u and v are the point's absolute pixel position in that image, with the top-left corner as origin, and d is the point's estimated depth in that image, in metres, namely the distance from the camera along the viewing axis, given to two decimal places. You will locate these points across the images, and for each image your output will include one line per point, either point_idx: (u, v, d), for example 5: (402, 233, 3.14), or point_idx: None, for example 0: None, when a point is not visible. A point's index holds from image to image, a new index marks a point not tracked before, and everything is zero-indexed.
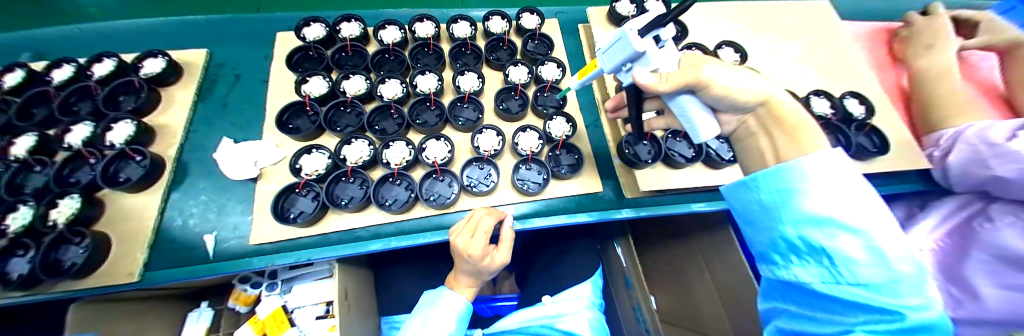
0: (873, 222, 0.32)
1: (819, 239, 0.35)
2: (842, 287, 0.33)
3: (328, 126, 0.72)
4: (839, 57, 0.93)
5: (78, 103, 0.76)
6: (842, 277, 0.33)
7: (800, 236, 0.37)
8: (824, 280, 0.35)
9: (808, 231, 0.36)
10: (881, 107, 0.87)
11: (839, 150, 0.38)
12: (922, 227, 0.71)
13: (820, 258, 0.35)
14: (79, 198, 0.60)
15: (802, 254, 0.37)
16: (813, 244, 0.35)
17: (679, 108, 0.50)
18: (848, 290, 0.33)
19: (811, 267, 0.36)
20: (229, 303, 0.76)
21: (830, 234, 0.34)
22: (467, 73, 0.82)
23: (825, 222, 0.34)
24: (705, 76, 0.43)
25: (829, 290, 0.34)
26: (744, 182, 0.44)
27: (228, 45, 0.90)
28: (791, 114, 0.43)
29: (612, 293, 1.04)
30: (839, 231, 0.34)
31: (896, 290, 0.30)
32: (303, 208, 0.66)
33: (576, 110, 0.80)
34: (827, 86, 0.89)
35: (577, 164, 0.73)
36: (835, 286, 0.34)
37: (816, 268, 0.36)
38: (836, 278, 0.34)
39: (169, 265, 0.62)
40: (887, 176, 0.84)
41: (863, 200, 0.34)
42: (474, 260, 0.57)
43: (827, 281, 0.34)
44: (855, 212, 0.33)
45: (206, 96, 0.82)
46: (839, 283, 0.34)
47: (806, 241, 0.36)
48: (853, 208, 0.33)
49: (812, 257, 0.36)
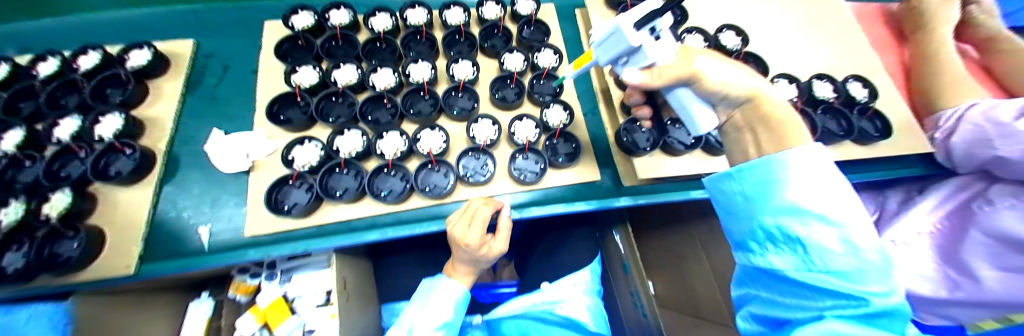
0: (847, 214, 0.33)
1: (797, 230, 0.35)
2: (813, 274, 0.35)
3: (320, 117, 0.70)
4: (843, 40, 0.91)
5: (64, 97, 0.75)
6: (814, 265, 0.35)
7: (778, 226, 0.37)
8: (797, 267, 0.36)
9: (786, 221, 0.36)
10: (884, 89, 0.84)
11: (822, 145, 0.37)
12: (922, 206, 0.70)
13: (795, 247, 0.36)
14: (69, 193, 0.58)
15: (777, 243, 0.38)
16: (791, 234, 0.36)
17: (677, 101, 0.47)
18: (820, 277, 0.34)
19: (786, 255, 0.37)
20: (229, 294, 0.77)
21: (807, 224, 0.35)
22: (461, 61, 0.80)
23: (803, 212, 0.35)
24: (698, 69, 0.40)
25: (801, 277, 0.35)
26: (728, 173, 0.44)
27: (216, 35, 0.87)
28: (778, 109, 0.40)
29: (610, 280, 1.04)
30: (815, 221, 0.34)
31: (862, 277, 0.32)
32: (298, 199, 0.65)
33: (573, 98, 0.78)
34: (829, 70, 0.87)
35: (574, 153, 0.72)
36: (807, 273, 0.35)
37: (790, 256, 0.37)
38: (808, 266, 0.35)
39: (165, 258, 0.62)
40: (889, 160, 0.82)
41: (840, 192, 0.34)
42: (472, 249, 0.57)
43: (800, 269, 0.36)
44: (832, 203, 0.33)
45: (195, 88, 0.81)
46: (811, 271, 0.35)
47: (784, 231, 0.37)
48: (831, 199, 0.34)
49: (788, 246, 0.37)
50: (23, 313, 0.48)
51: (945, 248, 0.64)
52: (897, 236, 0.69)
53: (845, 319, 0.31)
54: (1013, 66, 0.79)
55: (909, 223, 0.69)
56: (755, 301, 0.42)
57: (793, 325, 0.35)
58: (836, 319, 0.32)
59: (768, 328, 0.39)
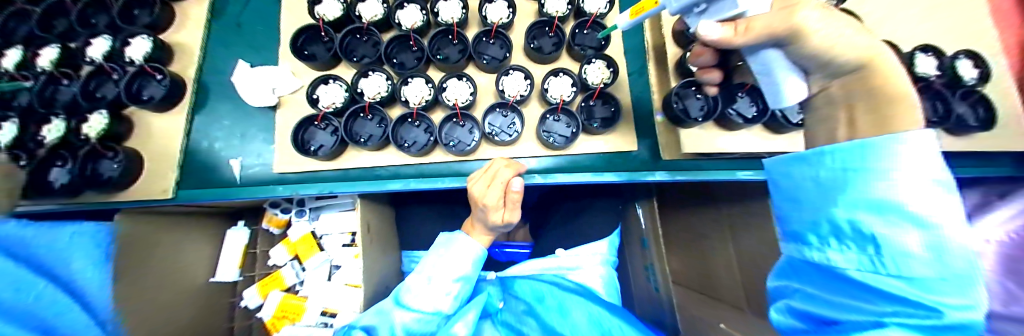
0: (950, 217, 0.27)
1: (875, 228, 0.30)
2: (880, 278, 0.31)
3: (344, 55, 0.66)
4: (967, 3, 0.73)
5: (95, 16, 0.73)
6: (884, 268, 0.30)
7: (852, 220, 0.32)
8: (862, 267, 0.32)
9: (864, 217, 0.31)
10: (1004, 72, 0.69)
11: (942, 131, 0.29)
12: (995, 216, 0.62)
13: (866, 246, 0.31)
14: (106, 114, 0.60)
15: (845, 239, 0.33)
16: (866, 231, 0.31)
17: (760, 66, 0.39)
18: (888, 281, 0.30)
19: (851, 253, 0.33)
20: (264, 225, 0.84)
21: (891, 224, 0.29)
22: (496, 2, 0.71)
23: (891, 209, 0.29)
24: (802, 22, 0.31)
25: (864, 278, 0.32)
26: (803, 156, 0.38)
27: None
28: (897, 78, 0.32)
29: (625, 251, 1.04)
30: (903, 222, 0.29)
31: (941, 288, 0.28)
32: (323, 142, 0.64)
33: (618, 54, 0.69)
34: (937, 43, 0.72)
35: (612, 118, 0.65)
36: (872, 275, 0.31)
37: (857, 254, 0.32)
38: (877, 268, 0.31)
39: (202, 186, 0.65)
40: (974, 158, 0.71)
41: (948, 189, 0.28)
42: (489, 210, 0.55)
43: (865, 269, 0.32)
44: (934, 203, 0.27)
45: (218, 14, 0.77)
46: (879, 273, 0.31)
47: (857, 227, 0.32)
48: (933, 198, 0.28)
49: (857, 243, 0.32)
50: (62, 228, 0.37)
51: (1008, 258, 0.56)
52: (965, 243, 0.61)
53: (908, 328, 0.28)
54: None
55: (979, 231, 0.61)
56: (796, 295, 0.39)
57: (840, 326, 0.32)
58: (898, 327, 0.28)
59: (807, 324, 0.36)
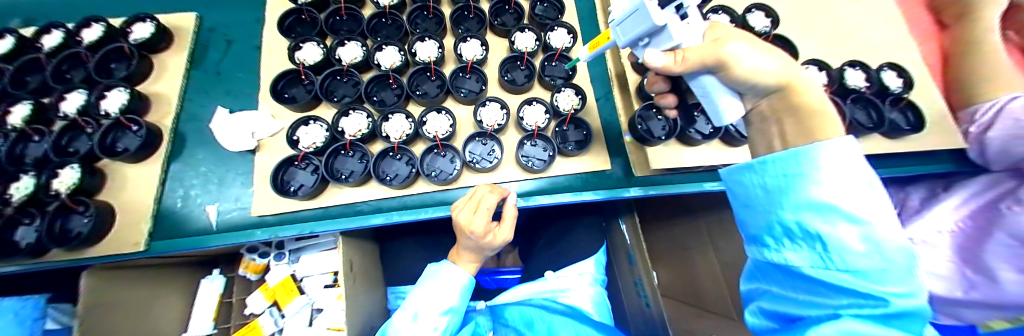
0: (876, 211, 0.30)
1: (818, 226, 0.33)
2: (831, 272, 0.32)
3: (324, 96, 0.69)
4: (882, 23, 0.84)
5: (70, 71, 0.74)
6: (833, 263, 0.32)
7: (798, 221, 0.34)
8: (814, 264, 0.34)
9: (808, 217, 0.33)
10: (921, 79, 0.79)
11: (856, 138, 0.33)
12: (947, 203, 0.66)
13: (814, 243, 0.34)
14: (78, 168, 0.59)
15: (796, 239, 0.35)
16: (810, 230, 0.33)
17: (701, 87, 0.44)
18: (838, 275, 0.32)
19: (803, 251, 0.35)
20: (240, 271, 0.80)
21: (830, 222, 0.32)
22: (469, 40, 0.76)
23: (827, 209, 0.32)
24: (727, 55, 0.36)
25: (817, 274, 0.33)
26: (750, 165, 0.41)
27: (216, 7, 0.84)
28: (812, 98, 0.37)
29: (614, 269, 1.04)
30: (840, 219, 0.31)
31: (884, 277, 0.30)
32: (303, 181, 0.65)
33: (586, 82, 0.75)
34: (862, 57, 0.81)
35: (585, 141, 0.69)
36: (823, 271, 0.33)
37: (808, 252, 0.34)
38: (826, 263, 0.33)
39: (174, 236, 0.63)
40: (916, 155, 0.78)
41: (868, 187, 0.31)
42: (477, 236, 0.56)
43: (817, 266, 0.33)
44: (860, 200, 0.30)
45: (198, 63, 0.79)
46: (829, 269, 0.33)
47: (803, 227, 0.34)
48: (860, 196, 0.31)
49: (806, 242, 0.34)
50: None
51: (964, 247, 0.60)
52: (915, 234, 0.66)
53: (861, 318, 0.29)
54: None
55: (931, 222, 0.65)
56: (765, 297, 0.41)
57: (804, 322, 0.34)
58: (853, 319, 0.29)
59: (778, 323, 0.38)
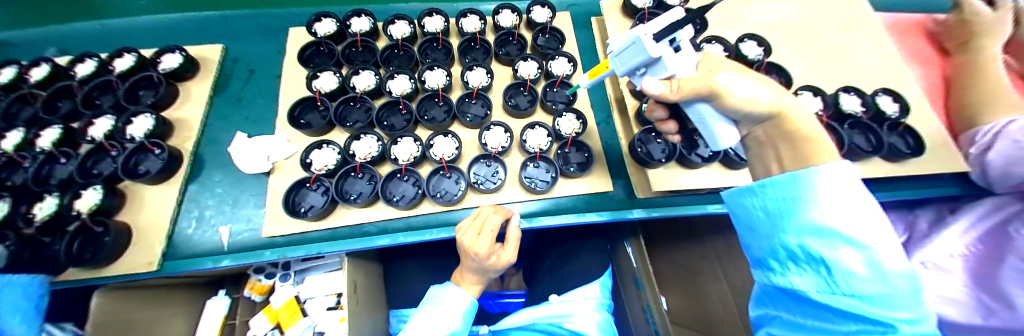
0: (877, 235, 0.31)
1: (820, 250, 0.33)
2: (837, 297, 0.32)
3: (338, 121, 0.72)
4: (872, 50, 0.87)
5: (100, 97, 0.80)
6: (838, 287, 0.32)
7: (801, 245, 0.35)
8: (820, 289, 0.33)
9: (810, 241, 0.34)
10: (915, 103, 0.80)
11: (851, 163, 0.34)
12: (954, 228, 0.65)
13: (818, 267, 0.34)
14: (100, 189, 0.62)
15: (800, 262, 0.35)
16: (814, 254, 0.34)
17: (697, 114, 0.46)
18: (844, 300, 0.31)
19: (808, 275, 0.35)
20: (246, 293, 0.79)
21: (832, 246, 0.32)
22: (475, 69, 0.81)
23: (828, 232, 0.33)
24: (718, 85, 0.39)
25: (824, 299, 0.33)
26: (750, 188, 0.41)
27: (243, 40, 0.92)
28: (805, 126, 0.38)
29: (621, 294, 1.02)
30: (841, 243, 0.32)
31: (891, 301, 0.29)
32: (314, 202, 0.67)
33: (586, 107, 0.78)
34: (855, 82, 0.83)
35: (587, 163, 0.71)
36: (830, 296, 0.32)
37: (813, 276, 0.34)
38: (832, 288, 0.32)
39: (185, 256, 0.64)
40: (918, 178, 0.78)
41: (867, 212, 0.32)
42: (481, 258, 0.57)
43: (823, 291, 0.33)
44: (860, 225, 0.31)
45: (221, 91, 0.84)
46: (835, 294, 0.32)
47: (806, 250, 0.34)
48: (859, 220, 0.31)
49: (810, 266, 0.34)
50: None
51: (978, 274, 0.58)
52: (927, 258, 0.64)
53: None
54: None
55: (941, 246, 0.64)
56: (774, 323, 0.39)
57: None
58: None
59: None
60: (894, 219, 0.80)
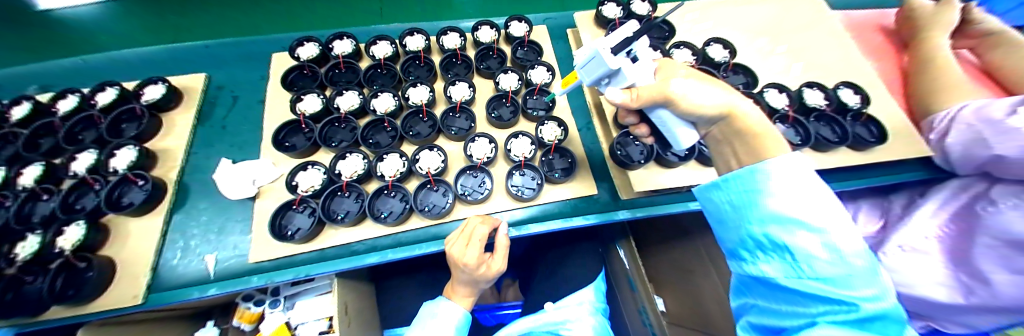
0: (829, 219, 0.33)
1: (783, 237, 0.35)
2: (804, 281, 0.33)
3: (323, 142, 0.74)
4: (832, 46, 0.92)
5: (82, 132, 0.79)
6: (803, 272, 0.33)
7: (765, 234, 0.36)
8: (787, 275, 0.35)
9: (773, 229, 0.36)
10: (876, 94, 0.85)
11: (802, 155, 0.37)
12: (926, 208, 0.67)
13: (783, 254, 0.35)
14: (83, 224, 0.61)
15: (767, 251, 0.37)
16: (778, 241, 0.35)
17: (659, 120, 0.49)
18: (809, 284, 0.33)
19: (775, 262, 0.36)
20: (234, 322, 0.77)
21: (792, 232, 0.34)
22: (458, 83, 0.83)
23: (787, 220, 0.34)
24: (671, 93, 0.42)
25: (792, 284, 0.34)
26: (715, 183, 0.43)
27: (225, 68, 0.93)
28: (754, 123, 0.41)
29: (616, 295, 1.02)
30: (800, 229, 0.33)
31: (851, 282, 0.31)
32: (301, 225, 0.67)
33: (566, 113, 0.80)
34: (820, 77, 0.88)
35: (570, 168, 0.73)
36: (797, 280, 0.34)
37: (779, 263, 0.36)
38: (798, 273, 0.34)
39: (169, 287, 0.63)
40: (888, 165, 0.81)
41: (820, 198, 0.34)
42: (471, 268, 0.57)
43: (791, 276, 0.35)
44: (814, 211, 0.33)
45: (205, 119, 0.84)
46: (801, 278, 0.33)
47: (771, 239, 0.36)
48: (814, 207, 0.33)
49: (776, 253, 0.36)
50: None
51: (956, 255, 0.60)
52: (903, 242, 0.65)
53: (837, 325, 0.30)
54: (1013, 65, 0.80)
55: (915, 228, 0.65)
56: (753, 311, 0.40)
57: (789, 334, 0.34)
58: (829, 325, 0.30)
59: None
60: (871, 206, 0.83)
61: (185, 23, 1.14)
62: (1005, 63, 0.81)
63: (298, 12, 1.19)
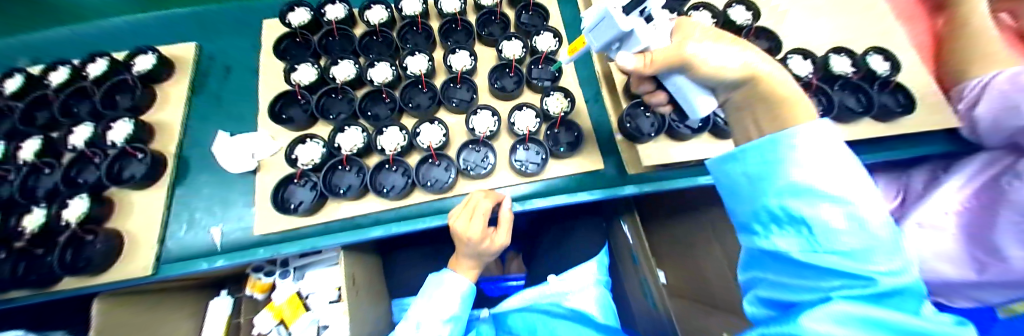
0: (854, 190, 0.31)
1: (802, 210, 0.32)
2: (819, 255, 0.32)
3: (320, 114, 0.71)
4: (864, 9, 0.85)
5: (75, 105, 0.77)
6: (820, 245, 0.32)
7: (782, 206, 0.34)
8: (801, 248, 0.33)
9: (791, 201, 0.33)
10: (907, 61, 0.79)
11: (829, 122, 0.35)
12: (949, 184, 0.64)
13: (799, 227, 0.33)
14: (87, 197, 0.62)
15: (782, 224, 0.35)
16: (795, 214, 0.33)
17: (675, 87, 0.46)
18: (826, 258, 0.31)
19: (789, 236, 0.34)
20: (247, 291, 0.80)
21: (812, 204, 0.32)
22: (458, 52, 0.78)
23: (807, 192, 0.32)
24: (688, 54, 0.39)
25: (806, 258, 0.33)
26: (733, 154, 0.41)
27: (216, 37, 0.89)
28: (779, 86, 0.37)
29: (619, 268, 1.03)
30: (822, 201, 0.31)
31: (871, 256, 0.30)
32: (303, 198, 0.66)
33: (573, 85, 0.76)
34: (848, 44, 0.81)
35: (576, 141, 0.70)
36: (812, 254, 0.32)
37: (795, 237, 0.34)
38: (813, 246, 0.32)
39: (178, 258, 0.64)
40: (911, 139, 0.77)
41: (847, 168, 0.32)
42: (474, 243, 0.57)
43: (805, 250, 0.33)
44: (839, 181, 0.31)
45: (199, 91, 0.82)
46: (816, 252, 0.32)
47: (788, 211, 0.34)
48: (839, 177, 0.31)
49: (792, 226, 0.34)
50: None
51: (973, 230, 0.58)
52: (922, 218, 0.64)
53: (852, 299, 0.29)
54: None
55: (936, 203, 0.64)
56: (762, 285, 0.40)
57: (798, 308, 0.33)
58: (844, 299, 0.29)
59: (776, 311, 0.37)
60: (888, 181, 0.80)
61: None
62: None
63: None
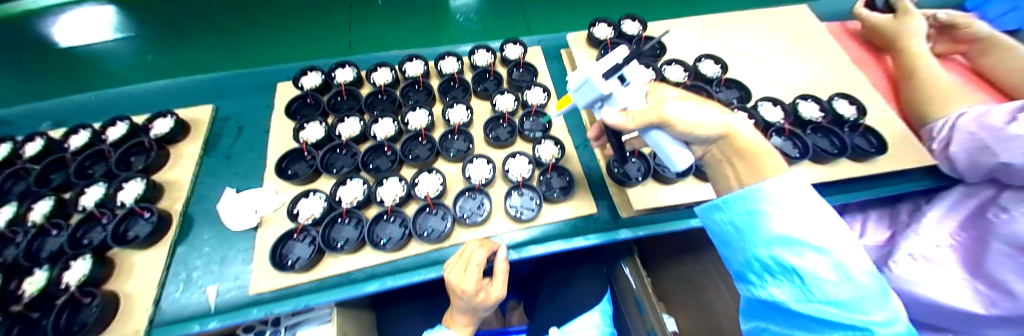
0: (833, 239, 0.32)
1: (791, 260, 0.34)
2: (815, 305, 0.32)
3: (324, 169, 0.75)
4: (825, 56, 0.93)
5: (92, 166, 0.81)
6: (814, 295, 0.32)
7: (772, 257, 0.35)
8: (797, 298, 0.34)
9: (780, 252, 0.35)
10: (870, 102, 0.84)
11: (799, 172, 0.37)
12: (931, 215, 0.66)
13: (791, 277, 0.34)
14: (90, 259, 0.62)
15: (775, 274, 0.36)
16: (786, 264, 0.34)
17: (653, 141, 0.48)
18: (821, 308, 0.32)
19: (785, 286, 0.35)
20: None
21: (799, 254, 0.33)
22: (456, 106, 0.85)
23: (792, 242, 0.34)
24: (667, 115, 0.42)
25: (803, 309, 0.33)
26: (716, 204, 0.42)
27: (232, 100, 0.96)
28: (751, 143, 0.40)
29: (623, 317, 0.99)
30: (807, 250, 0.33)
31: (863, 306, 0.30)
32: (300, 254, 0.67)
33: (563, 132, 0.81)
34: (815, 87, 0.88)
35: (568, 186, 0.73)
36: (808, 305, 0.33)
37: (789, 287, 0.35)
38: (808, 296, 0.33)
39: (168, 321, 0.63)
40: (894, 175, 0.79)
41: (824, 217, 0.34)
42: (469, 296, 0.56)
43: (801, 300, 0.33)
44: (818, 231, 0.33)
45: (210, 150, 0.87)
46: (811, 302, 0.33)
47: (778, 261, 0.35)
48: (817, 227, 0.33)
49: (785, 276, 0.35)
50: None
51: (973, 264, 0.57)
52: (914, 250, 0.63)
53: None
54: (1007, 69, 0.79)
55: (926, 237, 0.63)
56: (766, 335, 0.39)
57: None
58: None
59: None
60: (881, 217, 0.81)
61: (198, 57, 1.19)
62: (1000, 69, 0.81)
63: (306, 44, 1.23)
